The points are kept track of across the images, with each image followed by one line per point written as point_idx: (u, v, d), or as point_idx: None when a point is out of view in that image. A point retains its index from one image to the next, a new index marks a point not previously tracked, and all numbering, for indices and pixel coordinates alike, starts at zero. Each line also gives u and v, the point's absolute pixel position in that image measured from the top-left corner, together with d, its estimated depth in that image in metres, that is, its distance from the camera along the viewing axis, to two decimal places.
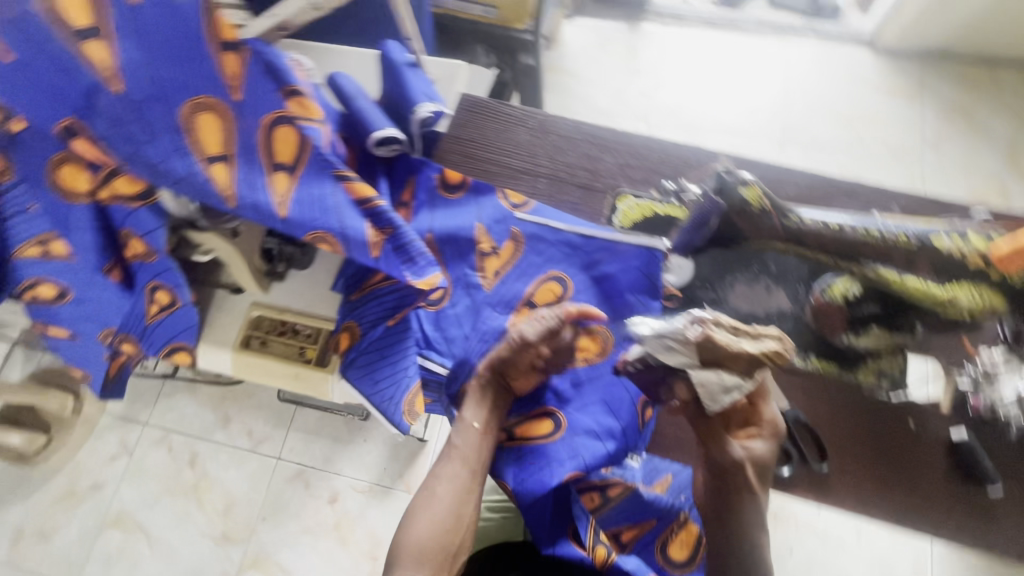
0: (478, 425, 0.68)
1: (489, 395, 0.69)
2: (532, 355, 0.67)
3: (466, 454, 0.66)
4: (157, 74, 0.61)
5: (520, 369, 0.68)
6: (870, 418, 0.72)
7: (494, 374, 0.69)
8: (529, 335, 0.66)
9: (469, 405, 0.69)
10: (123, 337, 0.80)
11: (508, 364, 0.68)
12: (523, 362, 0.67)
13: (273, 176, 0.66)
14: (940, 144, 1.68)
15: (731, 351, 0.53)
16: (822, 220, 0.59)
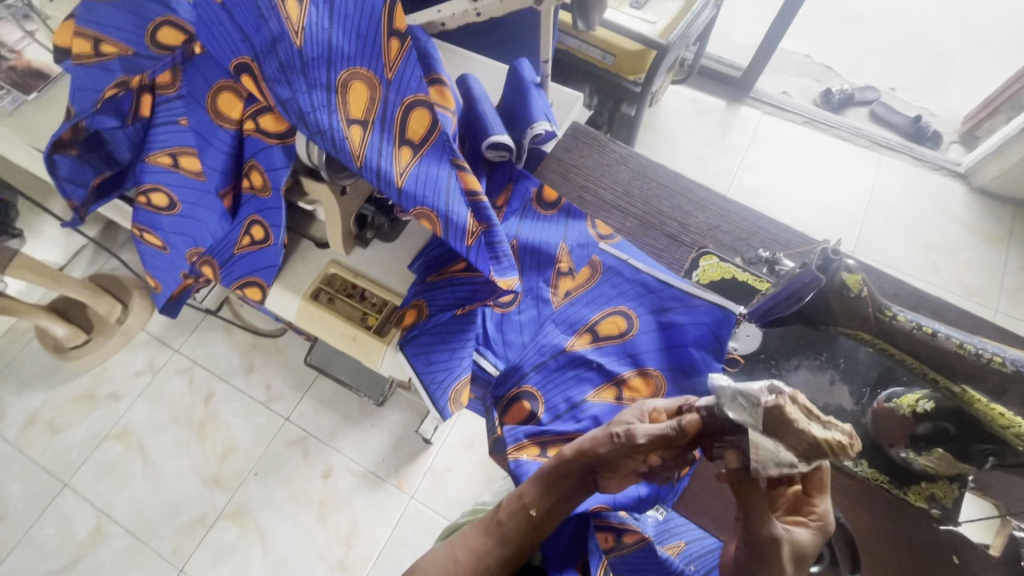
0: (532, 514, 0.53)
1: (561, 490, 0.54)
2: (638, 462, 0.52)
3: (506, 538, 0.53)
4: (333, 40, 0.68)
5: (615, 474, 0.53)
6: (911, 539, 0.70)
7: (580, 468, 0.54)
8: (639, 439, 0.51)
9: (532, 483, 0.55)
10: (206, 260, 0.89)
11: (604, 463, 0.53)
12: (623, 468, 0.52)
13: (399, 149, 0.71)
14: (1020, 295, 1.63)
15: (794, 428, 0.48)
16: (917, 322, 0.59)
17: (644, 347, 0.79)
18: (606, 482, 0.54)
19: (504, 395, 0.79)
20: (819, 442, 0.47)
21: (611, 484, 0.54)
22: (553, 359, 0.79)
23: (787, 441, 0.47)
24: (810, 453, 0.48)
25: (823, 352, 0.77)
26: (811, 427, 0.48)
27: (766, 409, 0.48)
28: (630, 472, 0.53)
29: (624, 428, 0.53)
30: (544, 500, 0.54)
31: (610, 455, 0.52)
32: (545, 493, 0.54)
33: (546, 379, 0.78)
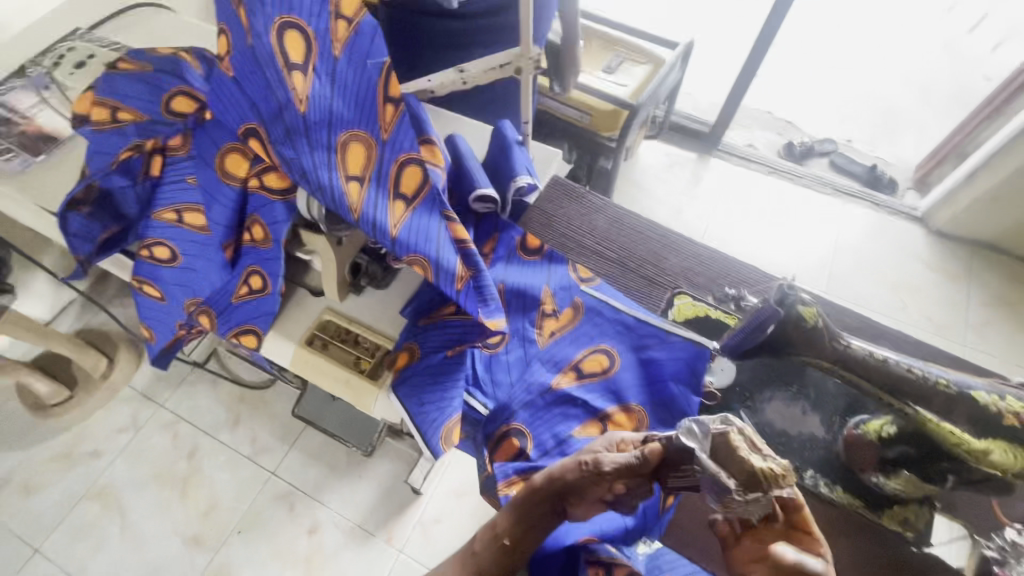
0: (505, 543, 0.55)
1: (532, 518, 0.56)
2: (605, 488, 0.55)
3: (479, 569, 0.55)
4: (334, 107, 0.75)
5: (584, 501, 0.56)
6: (892, 567, 0.72)
7: (550, 496, 0.56)
8: (604, 467, 0.55)
9: (505, 513, 0.57)
10: (204, 309, 0.92)
11: (572, 490, 0.56)
12: (591, 494, 0.56)
13: (394, 202, 0.77)
14: (982, 329, 1.72)
15: (737, 457, 0.51)
16: (869, 350, 0.65)
17: (626, 384, 0.83)
18: (574, 507, 0.57)
19: (494, 432, 0.81)
20: (758, 472, 0.50)
21: (580, 510, 0.57)
22: (540, 397, 0.82)
23: (729, 467, 0.50)
24: (751, 481, 0.50)
25: (793, 384, 0.82)
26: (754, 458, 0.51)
27: (713, 437, 0.52)
28: (597, 497, 0.56)
29: (592, 457, 0.56)
30: (516, 530, 0.56)
31: (578, 482, 0.56)
32: (516, 524, 0.56)
33: (534, 416, 0.81)
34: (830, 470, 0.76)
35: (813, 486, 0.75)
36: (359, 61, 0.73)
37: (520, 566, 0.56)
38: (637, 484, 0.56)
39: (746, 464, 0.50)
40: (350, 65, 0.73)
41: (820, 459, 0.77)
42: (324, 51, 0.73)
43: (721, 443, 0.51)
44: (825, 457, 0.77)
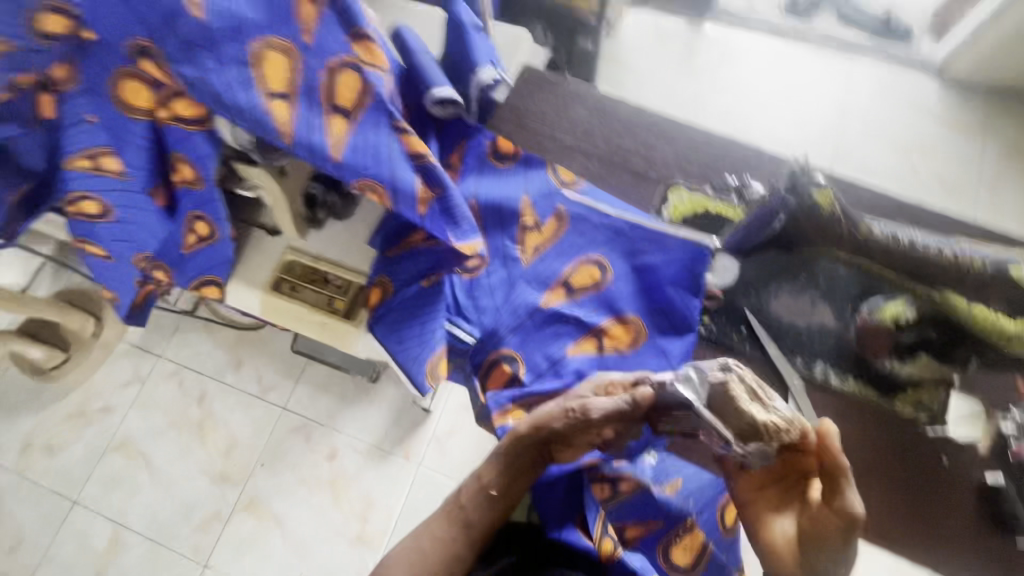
0: (493, 493, 0.58)
1: (521, 465, 0.59)
2: (594, 434, 0.57)
3: (468, 520, 0.58)
4: (237, 8, 0.60)
5: (570, 445, 0.59)
6: (904, 448, 0.69)
7: (535, 443, 0.58)
8: (594, 415, 0.55)
9: (491, 462, 0.59)
10: (157, 264, 0.82)
11: (559, 437, 0.57)
12: (580, 439, 0.58)
13: (331, 119, 0.66)
14: (998, 184, 1.61)
15: (735, 410, 0.51)
16: (892, 233, 0.61)
17: (620, 294, 0.76)
18: (559, 450, 0.60)
19: (483, 361, 0.77)
20: (760, 425, 0.51)
21: (564, 452, 0.60)
22: (529, 318, 0.76)
23: (726, 421, 0.52)
24: (748, 433, 0.51)
25: (801, 274, 0.75)
26: (753, 409, 0.51)
27: (712, 386, 0.53)
28: (581, 441, 0.59)
29: (579, 403, 0.56)
30: (503, 480, 0.58)
31: (567, 429, 0.57)
32: (501, 473, 0.59)
33: (523, 339, 0.76)
34: (842, 360, 0.71)
35: (823, 379, 0.71)
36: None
37: (509, 509, 0.59)
38: (625, 426, 0.58)
39: (743, 417, 0.51)
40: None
41: (832, 349, 0.72)
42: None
43: (719, 396, 0.52)
44: (838, 347, 0.72)
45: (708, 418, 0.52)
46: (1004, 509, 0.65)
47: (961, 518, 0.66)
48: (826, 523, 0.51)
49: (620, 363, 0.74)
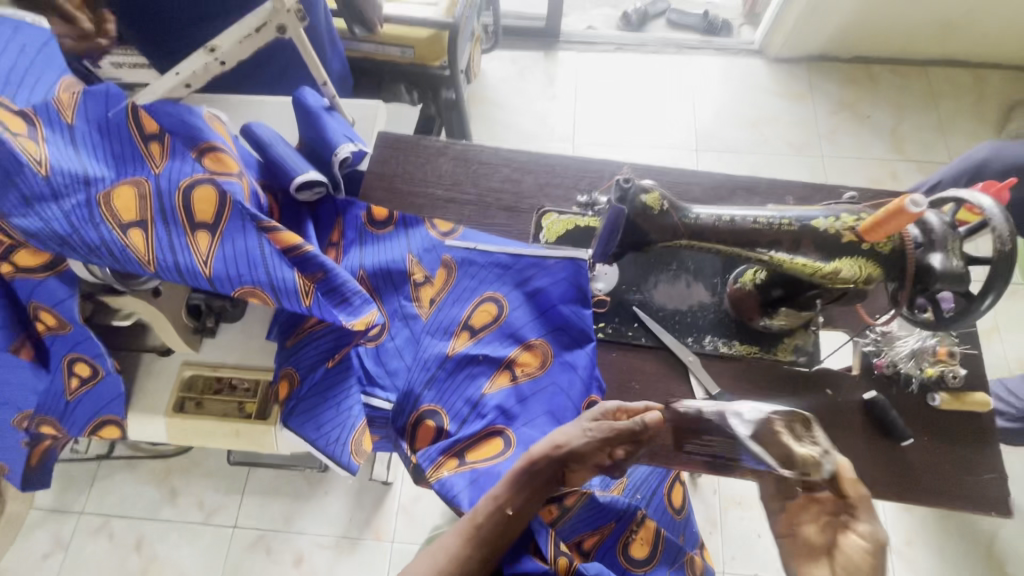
0: (508, 514, 0.59)
1: (537, 487, 0.60)
2: (604, 454, 0.60)
3: (483, 539, 0.58)
4: (85, 164, 0.64)
5: (585, 466, 0.60)
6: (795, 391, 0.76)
7: (553, 467, 0.60)
8: (610, 431, 0.60)
9: (510, 484, 0.60)
10: (41, 419, 0.76)
11: (576, 457, 0.60)
12: (593, 460, 0.60)
13: (194, 236, 0.67)
14: (833, 136, 1.85)
15: (779, 440, 0.59)
16: (715, 215, 0.65)
17: (520, 322, 0.79)
18: (570, 476, 0.61)
19: (406, 424, 0.77)
20: (798, 456, 0.58)
21: (577, 475, 0.62)
22: (440, 369, 0.77)
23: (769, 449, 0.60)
24: (786, 460, 0.58)
25: (673, 263, 0.82)
26: (795, 444, 0.59)
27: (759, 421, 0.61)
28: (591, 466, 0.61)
29: (596, 424, 0.61)
30: (520, 503, 0.59)
31: (584, 451, 0.60)
32: (516, 495, 0.59)
33: (441, 391, 0.77)
34: (725, 329, 0.79)
35: (713, 349, 0.79)
36: (100, 119, 0.66)
37: (517, 533, 0.60)
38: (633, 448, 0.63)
39: (782, 450, 0.59)
40: (90, 127, 0.66)
41: (716, 323, 0.80)
42: (52, 120, 0.64)
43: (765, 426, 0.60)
44: (719, 318, 0.80)
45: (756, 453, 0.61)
46: (887, 419, 0.73)
47: (855, 439, 0.73)
48: (858, 554, 0.53)
49: (534, 389, 0.76)
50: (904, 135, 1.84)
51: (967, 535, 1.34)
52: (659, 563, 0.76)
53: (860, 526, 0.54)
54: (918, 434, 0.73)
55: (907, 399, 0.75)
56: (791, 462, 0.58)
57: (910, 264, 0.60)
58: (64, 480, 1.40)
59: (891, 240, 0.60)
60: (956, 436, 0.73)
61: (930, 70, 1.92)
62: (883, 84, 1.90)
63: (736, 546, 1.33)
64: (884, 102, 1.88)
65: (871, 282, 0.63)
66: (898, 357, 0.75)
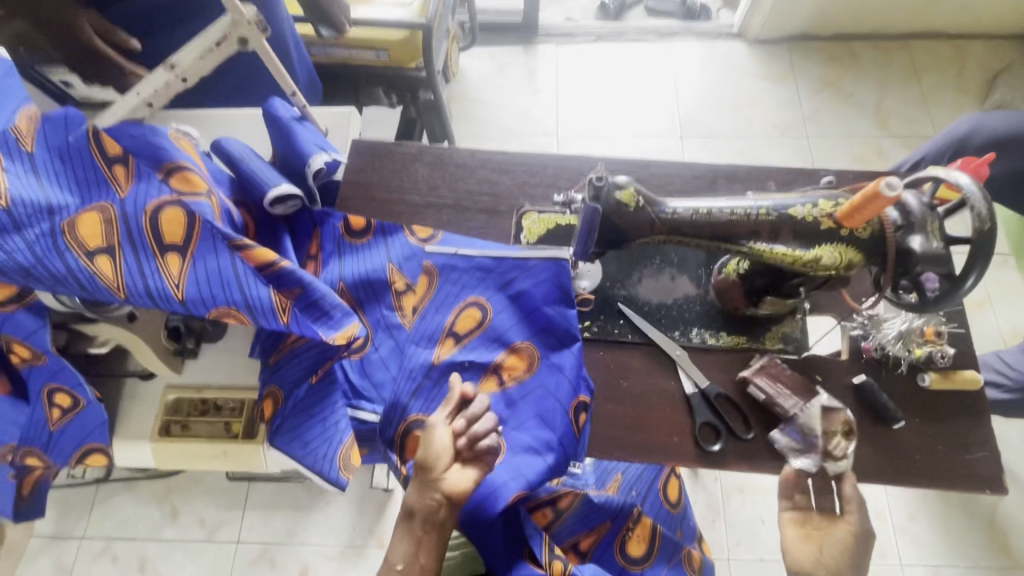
0: (399, 568, 0.62)
1: (418, 528, 0.63)
2: (443, 446, 0.64)
3: None
4: (47, 193, 0.63)
5: (438, 470, 0.64)
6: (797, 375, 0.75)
7: (415, 493, 0.64)
8: (437, 420, 0.67)
9: (395, 541, 0.63)
10: (26, 451, 0.73)
11: (427, 471, 0.64)
12: (438, 458, 0.64)
13: (164, 259, 0.65)
14: (818, 116, 1.84)
15: (831, 428, 0.70)
16: (692, 209, 0.64)
17: (505, 325, 0.77)
18: (441, 487, 0.63)
19: (394, 435, 0.74)
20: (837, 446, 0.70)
21: (448, 480, 0.63)
22: (426, 378, 0.75)
23: (825, 421, 0.70)
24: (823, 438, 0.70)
25: (656, 257, 0.81)
26: (840, 439, 0.70)
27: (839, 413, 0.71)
28: (450, 458, 0.65)
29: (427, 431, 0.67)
30: (404, 552, 0.62)
31: (427, 455, 0.64)
32: (400, 543, 0.63)
33: (427, 402, 0.74)
34: (712, 321, 0.79)
35: (700, 342, 0.78)
36: (62, 144, 0.65)
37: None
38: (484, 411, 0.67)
39: (831, 428, 0.70)
40: (52, 153, 0.64)
41: (703, 314, 0.79)
42: (10, 150, 0.62)
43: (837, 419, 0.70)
44: (706, 309, 0.79)
45: (810, 415, 0.71)
46: (878, 403, 0.72)
47: None
48: (845, 544, 0.67)
49: (522, 393, 0.74)
50: (888, 111, 1.83)
51: (969, 508, 1.34)
52: (657, 560, 0.75)
53: (851, 517, 0.68)
54: (909, 416, 0.73)
55: (897, 382, 0.74)
56: (835, 441, 0.70)
57: (890, 246, 0.59)
58: (63, 506, 1.39)
59: (871, 223, 0.59)
60: (949, 417, 0.72)
61: (912, 45, 1.91)
62: (865, 60, 1.89)
63: (740, 532, 1.33)
64: (866, 79, 1.87)
65: (853, 267, 0.62)
66: (885, 340, 0.74)
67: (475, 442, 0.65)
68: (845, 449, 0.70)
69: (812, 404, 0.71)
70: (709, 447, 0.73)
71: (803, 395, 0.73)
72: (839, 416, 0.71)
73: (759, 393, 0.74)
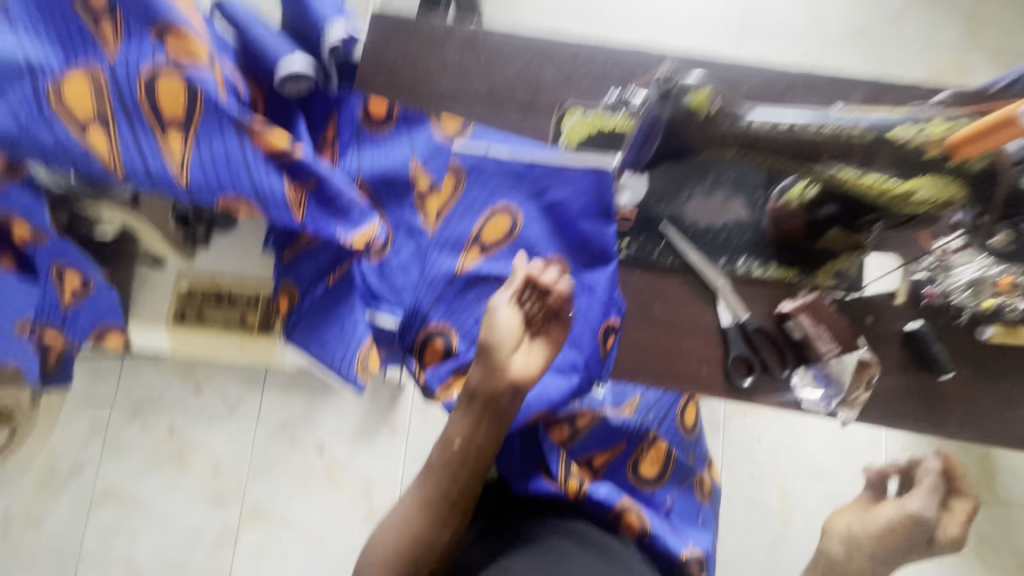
0: (456, 447, 0.56)
1: (478, 410, 0.55)
2: (514, 326, 0.55)
3: (441, 477, 0.56)
4: (23, 47, 0.54)
5: (506, 351, 0.54)
6: (846, 316, 0.70)
7: (481, 375, 0.55)
8: (502, 299, 0.56)
9: (452, 420, 0.57)
10: (44, 327, 0.71)
11: (496, 352, 0.54)
12: (508, 339, 0.54)
13: (165, 137, 0.58)
14: (901, 17, 1.59)
15: (856, 380, 0.68)
16: (772, 122, 0.54)
17: (536, 238, 0.71)
18: (507, 371, 0.54)
19: (414, 341, 0.72)
20: (858, 397, 0.68)
21: (515, 365, 0.54)
22: (449, 287, 0.71)
23: (853, 373, 0.68)
24: (846, 388, 0.68)
25: (709, 175, 0.72)
26: (861, 391, 0.68)
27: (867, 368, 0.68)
28: (518, 340, 0.55)
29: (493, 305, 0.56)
30: (462, 431, 0.56)
31: (495, 334, 0.54)
32: (460, 422, 0.56)
33: (449, 311, 0.71)
34: (762, 250, 0.72)
35: (745, 273, 0.72)
36: None
37: (477, 461, 0.56)
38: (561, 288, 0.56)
39: (857, 380, 0.68)
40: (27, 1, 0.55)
41: (754, 243, 0.72)
42: None
43: (864, 374, 0.68)
44: (757, 238, 0.72)
45: (839, 365, 0.68)
46: (928, 350, 0.68)
47: (889, 368, 0.69)
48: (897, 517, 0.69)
49: None
50: (984, 19, 1.58)
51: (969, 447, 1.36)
52: (668, 482, 0.75)
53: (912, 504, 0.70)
54: (957, 368, 0.68)
55: (953, 331, 0.69)
56: (855, 392, 0.68)
57: (999, 187, 0.52)
58: (91, 372, 1.42)
59: (986, 157, 0.50)
60: (998, 373, 0.69)
61: None
62: None
63: (735, 449, 1.36)
64: None
65: (947, 204, 0.54)
66: (952, 288, 0.67)
67: (545, 321, 0.57)
68: (860, 400, 0.68)
69: (848, 356, 0.68)
70: (739, 381, 0.70)
71: (841, 344, 0.69)
72: (868, 371, 0.68)
73: (797, 330, 0.69)
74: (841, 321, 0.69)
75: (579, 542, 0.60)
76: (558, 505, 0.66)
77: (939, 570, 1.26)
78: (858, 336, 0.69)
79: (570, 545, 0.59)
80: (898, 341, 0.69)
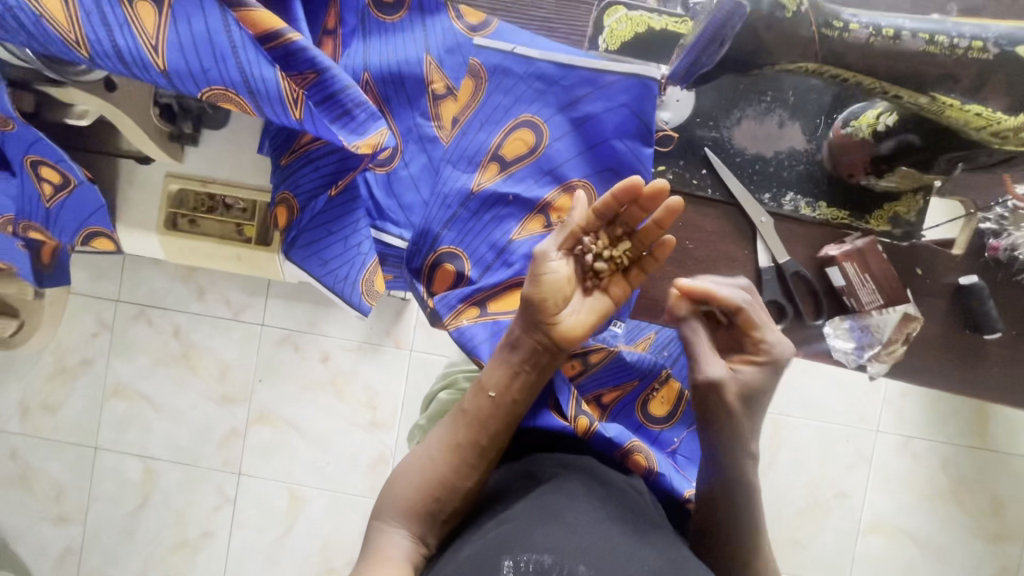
0: (492, 395, 0.54)
1: (518, 361, 0.54)
2: (565, 283, 0.52)
3: (471, 421, 0.54)
4: None
5: (552, 306, 0.52)
6: (898, 263, 0.64)
7: (525, 327, 0.53)
8: (552, 246, 0.52)
9: (489, 369, 0.55)
10: (26, 225, 0.67)
11: (544, 309, 0.52)
12: (556, 297, 0.52)
13: (133, 7, 0.49)
14: None
15: (891, 335, 0.63)
16: (873, 26, 0.46)
17: (562, 156, 0.63)
18: (555, 327, 0.52)
19: (422, 266, 0.66)
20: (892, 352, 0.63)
21: (563, 322, 0.53)
22: (463, 208, 0.64)
23: (889, 329, 0.63)
24: (879, 343, 0.63)
25: (768, 93, 0.64)
26: (895, 347, 0.63)
27: (906, 324, 0.63)
28: (568, 295, 0.53)
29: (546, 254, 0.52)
30: (498, 381, 0.54)
31: (546, 289, 0.52)
32: (497, 372, 0.54)
33: (462, 234, 0.64)
34: (813, 186, 0.64)
35: (792, 211, 0.65)
36: None
37: (511, 413, 0.54)
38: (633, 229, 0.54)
39: (893, 335, 0.63)
40: None
41: (806, 177, 0.64)
42: None
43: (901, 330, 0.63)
44: (809, 172, 0.64)
45: (875, 320, 0.63)
46: (982, 308, 0.62)
47: (931, 324, 0.64)
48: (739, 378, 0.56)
49: None
50: None
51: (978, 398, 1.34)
52: (678, 423, 0.71)
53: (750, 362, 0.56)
54: (1007, 327, 0.63)
55: (1011, 289, 0.64)
56: (891, 347, 0.63)
57: None
58: (94, 269, 1.39)
59: None
60: None
61: None
62: None
63: None
64: None
65: None
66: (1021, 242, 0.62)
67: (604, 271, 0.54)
68: (894, 355, 0.64)
69: (893, 310, 0.62)
70: None
71: (888, 297, 0.62)
72: (910, 326, 0.63)
73: (839, 278, 0.63)
74: (892, 274, 0.62)
75: (592, 485, 0.55)
76: (565, 443, 0.62)
77: (930, 514, 1.28)
78: (905, 288, 0.63)
79: (579, 489, 0.54)
80: (951, 295, 0.63)
